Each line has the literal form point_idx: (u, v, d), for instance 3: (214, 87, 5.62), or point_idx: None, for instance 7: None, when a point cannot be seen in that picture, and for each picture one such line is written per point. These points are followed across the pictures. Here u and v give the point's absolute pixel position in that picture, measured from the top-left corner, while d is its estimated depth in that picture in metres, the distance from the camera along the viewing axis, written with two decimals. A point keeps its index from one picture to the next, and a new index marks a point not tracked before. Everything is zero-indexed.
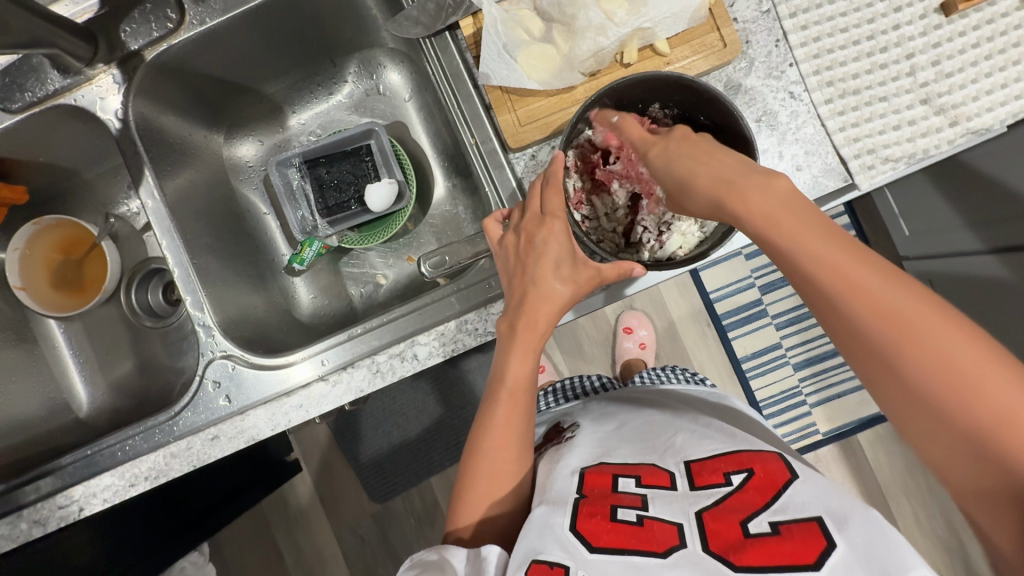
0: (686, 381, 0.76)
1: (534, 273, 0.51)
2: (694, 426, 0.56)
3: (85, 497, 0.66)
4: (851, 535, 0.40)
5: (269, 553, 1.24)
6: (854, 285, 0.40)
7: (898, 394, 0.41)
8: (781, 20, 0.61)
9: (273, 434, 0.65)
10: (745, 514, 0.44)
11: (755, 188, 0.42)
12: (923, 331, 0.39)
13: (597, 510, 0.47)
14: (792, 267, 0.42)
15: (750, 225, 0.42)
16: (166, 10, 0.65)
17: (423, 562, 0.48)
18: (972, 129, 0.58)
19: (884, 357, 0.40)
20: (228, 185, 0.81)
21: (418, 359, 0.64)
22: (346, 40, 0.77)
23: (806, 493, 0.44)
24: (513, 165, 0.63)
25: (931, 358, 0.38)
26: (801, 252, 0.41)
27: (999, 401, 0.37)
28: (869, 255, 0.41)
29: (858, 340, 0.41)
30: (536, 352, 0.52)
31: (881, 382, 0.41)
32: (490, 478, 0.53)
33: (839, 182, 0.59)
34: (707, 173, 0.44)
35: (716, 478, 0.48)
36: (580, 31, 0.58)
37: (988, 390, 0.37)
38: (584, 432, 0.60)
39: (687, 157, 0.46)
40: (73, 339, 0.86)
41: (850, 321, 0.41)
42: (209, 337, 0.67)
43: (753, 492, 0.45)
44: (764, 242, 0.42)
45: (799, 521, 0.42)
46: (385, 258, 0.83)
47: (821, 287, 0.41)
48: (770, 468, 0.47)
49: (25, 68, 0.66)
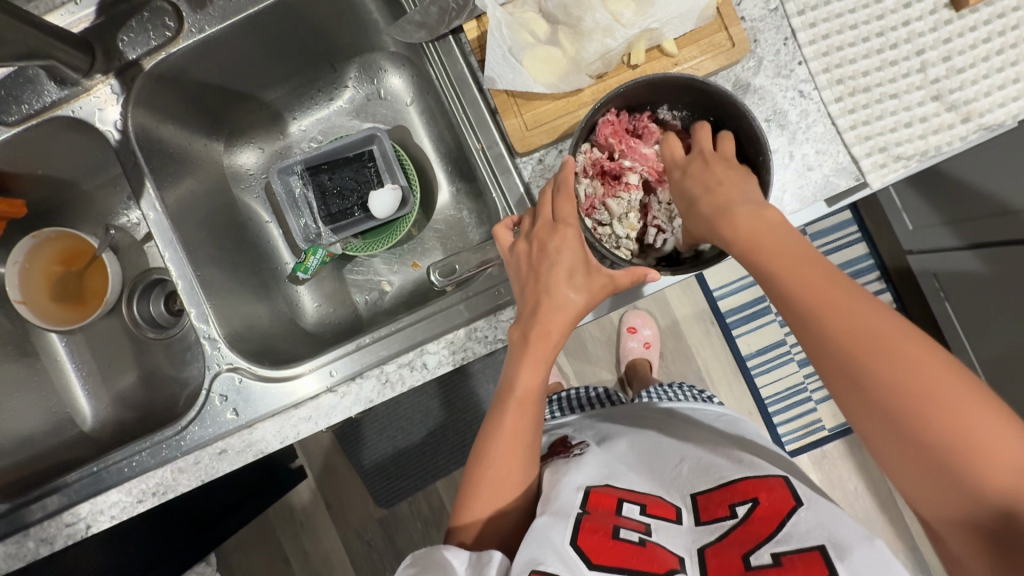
0: (694, 399, 0.75)
1: (546, 281, 0.50)
2: (700, 452, 0.56)
3: (93, 514, 0.66)
4: (856, 564, 0.40)
5: (277, 561, 1.24)
6: (827, 304, 0.41)
7: (872, 415, 0.41)
8: (789, 18, 0.60)
9: (282, 446, 0.64)
10: (746, 549, 0.44)
11: (743, 212, 0.45)
12: (896, 352, 0.39)
13: (600, 528, 0.47)
14: (772, 287, 0.44)
15: (735, 247, 0.45)
16: (165, 18, 0.64)
17: (422, 560, 0.47)
18: (985, 125, 0.57)
19: (859, 377, 0.40)
20: (228, 194, 0.80)
21: (427, 368, 0.63)
22: (346, 45, 0.76)
23: (810, 522, 0.44)
24: (520, 170, 0.62)
25: (904, 379, 0.39)
26: (777, 271, 0.43)
27: (969, 424, 0.38)
28: (841, 277, 0.43)
29: (834, 361, 0.41)
30: (548, 362, 0.52)
31: (854, 404, 0.42)
32: (495, 488, 0.52)
33: (850, 181, 0.59)
34: (711, 203, 0.47)
35: (720, 511, 0.48)
36: (586, 33, 0.57)
37: (958, 412, 0.38)
38: (593, 453, 0.57)
39: (699, 185, 0.49)
40: (75, 352, 0.85)
41: (827, 340, 0.41)
42: (215, 350, 0.66)
43: (759, 521, 0.46)
44: (747, 263, 0.45)
45: (801, 551, 0.42)
46: (390, 264, 0.82)
47: (800, 306, 0.42)
48: (775, 497, 0.47)
49: (21, 79, 0.65)
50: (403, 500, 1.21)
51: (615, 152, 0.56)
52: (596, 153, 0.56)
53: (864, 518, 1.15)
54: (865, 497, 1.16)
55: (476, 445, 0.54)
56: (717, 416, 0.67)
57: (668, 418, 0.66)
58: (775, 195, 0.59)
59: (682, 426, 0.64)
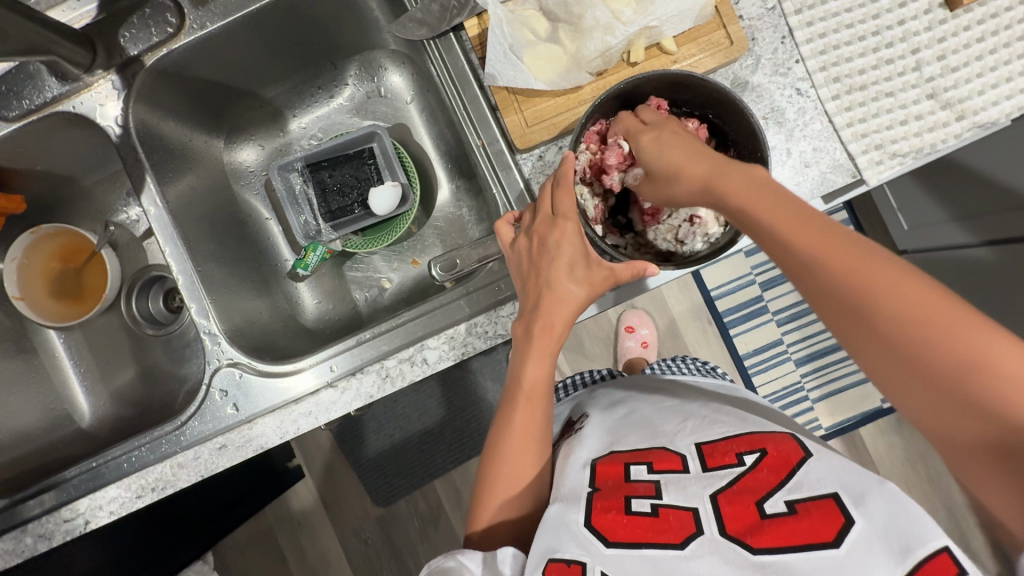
0: (696, 371, 0.76)
1: (548, 274, 0.50)
2: (703, 412, 0.55)
3: (91, 510, 0.65)
4: (870, 510, 0.39)
5: (273, 559, 1.24)
6: (827, 246, 0.39)
7: (885, 361, 0.38)
8: (786, 16, 0.61)
9: (282, 441, 0.64)
10: (760, 496, 0.43)
11: (735, 170, 0.43)
12: (903, 293, 0.37)
13: (612, 504, 0.46)
14: (774, 243, 0.41)
15: (731, 207, 0.43)
16: (166, 14, 0.64)
17: (441, 569, 0.48)
18: (979, 122, 0.58)
19: (871, 322, 0.38)
20: (228, 191, 0.80)
21: (428, 363, 0.63)
22: (347, 42, 0.76)
23: (821, 469, 0.43)
24: (520, 166, 0.63)
25: (917, 319, 0.36)
26: (774, 223, 0.40)
27: (993, 362, 0.34)
28: (836, 224, 0.40)
29: (840, 310, 0.39)
30: (553, 354, 0.52)
31: (872, 352, 0.38)
32: (510, 488, 0.52)
33: (847, 178, 0.59)
34: (699, 163, 0.45)
35: (728, 459, 0.47)
36: (587, 31, 0.58)
37: (978, 350, 0.34)
38: (594, 421, 0.60)
39: (678, 150, 0.47)
40: (74, 349, 0.85)
41: (828, 287, 0.39)
42: (215, 345, 0.66)
43: (767, 471, 0.44)
44: (744, 222, 0.42)
45: (815, 499, 0.41)
46: (389, 261, 0.83)
47: (802, 256, 0.40)
48: (782, 448, 0.46)
49: (22, 75, 0.65)
50: (400, 498, 1.21)
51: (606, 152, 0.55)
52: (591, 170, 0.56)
53: None
54: None
55: (489, 444, 0.54)
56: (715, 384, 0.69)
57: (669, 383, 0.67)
58: None
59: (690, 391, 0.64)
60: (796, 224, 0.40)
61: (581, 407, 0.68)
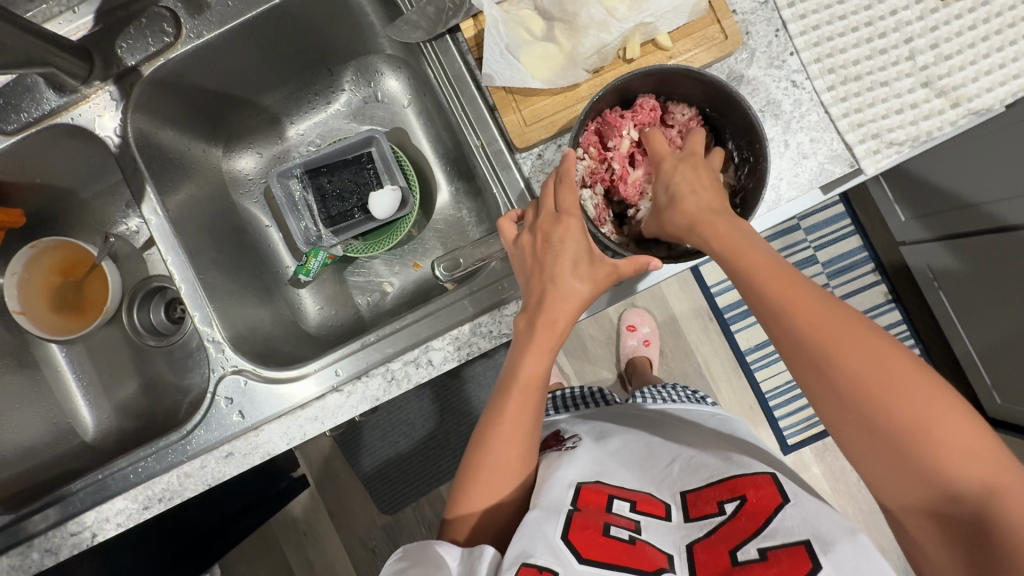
0: (688, 400, 0.75)
1: (552, 271, 0.51)
2: (691, 450, 0.57)
3: (98, 522, 0.65)
4: (838, 558, 0.40)
5: (281, 570, 1.23)
6: (795, 300, 0.45)
7: (832, 400, 0.44)
8: (779, 10, 0.61)
9: (289, 448, 0.64)
10: (733, 544, 0.44)
11: (723, 220, 0.48)
12: (856, 347, 0.43)
13: (591, 524, 0.48)
14: (751, 292, 0.47)
15: (714, 249, 0.48)
16: (162, 24, 0.64)
17: (414, 553, 0.48)
18: (974, 109, 0.58)
19: (827, 369, 0.43)
20: (228, 199, 0.80)
21: (433, 364, 0.63)
22: (343, 49, 0.76)
23: (797, 517, 0.44)
24: (520, 165, 0.63)
25: (869, 373, 0.42)
26: (752, 272, 0.46)
27: (921, 411, 0.41)
28: (805, 279, 0.46)
29: (801, 354, 0.44)
30: (552, 351, 0.52)
31: (819, 391, 0.44)
32: (495, 473, 0.52)
33: (845, 168, 0.60)
34: (695, 202, 0.50)
35: (709, 508, 0.48)
36: (582, 28, 0.58)
37: (913, 403, 0.41)
38: (585, 447, 0.59)
39: (687, 181, 0.51)
40: (75, 361, 0.84)
41: (793, 333, 0.45)
42: (219, 353, 0.65)
43: (746, 517, 0.46)
44: (726, 265, 0.47)
45: (787, 546, 0.42)
46: (390, 265, 0.83)
47: (774, 306, 0.45)
48: (762, 493, 0.47)
49: (20, 88, 0.65)
50: (406, 505, 1.20)
51: (608, 159, 0.57)
52: (597, 168, 0.57)
53: (868, 508, 1.16)
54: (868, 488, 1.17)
55: (478, 433, 0.54)
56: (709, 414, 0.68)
57: (662, 419, 0.67)
58: (771, 184, 0.60)
59: (675, 425, 0.64)
60: (772, 276, 0.46)
61: (573, 425, 0.67)
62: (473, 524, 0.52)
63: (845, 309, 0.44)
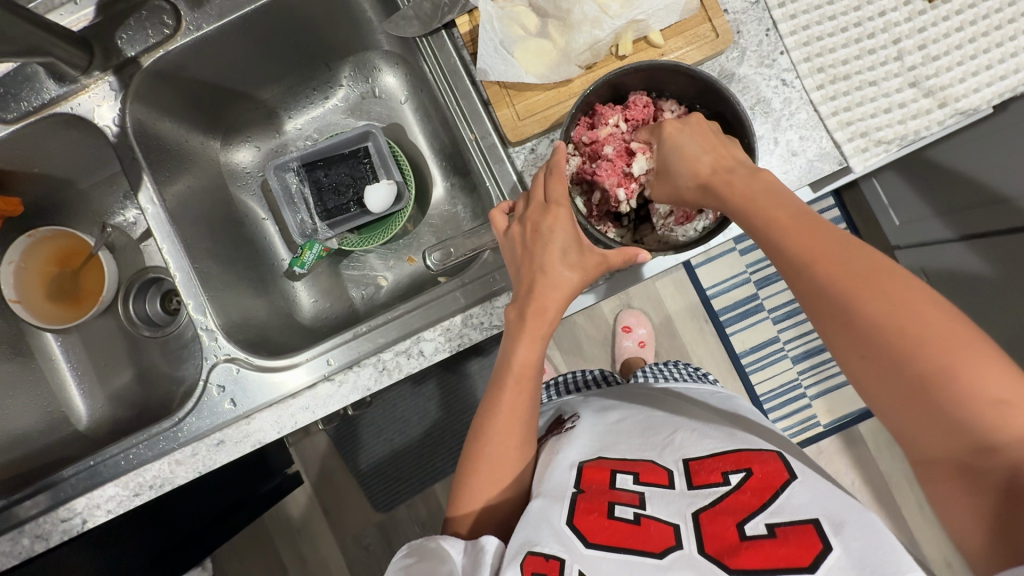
0: (688, 377, 0.76)
1: (541, 260, 0.51)
2: (693, 424, 0.56)
3: (89, 508, 0.65)
4: (848, 538, 0.40)
5: (272, 566, 1.23)
6: (817, 251, 0.44)
7: (854, 351, 0.43)
8: (770, 9, 0.62)
9: (279, 436, 0.65)
10: (739, 517, 0.44)
11: (737, 179, 0.48)
12: (879, 293, 0.42)
13: (595, 507, 0.48)
14: (770, 245, 0.46)
15: (733, 204, 0.48)
16: (162, 16, 0.65)
17: (421, 549, 0.48)
18: (961, 109, 0.59)
19: (848, 317, 0.42)
20: (226, 191, 0.81)
21: (424, 355, 0.63)
22: (341, 44, 0.77)
23: (804, 495, 0.44)
24: (513, 159, 0.64)
25: (895, 318, 0.41)
26: (770, 226, 0.46)
27: (950, 358, 0.39)
28: (832, 229, 0.45)
29: (825, 305, 0.44)
30: (545, 337, 0.52)
31: (842, 342, 0.44)
32: (494, 464, 0.53)
33: (834, 166, 0.60)
34: (710, 160, 0.50)
35: (714, 477, 0.48)
36: (575, 24, 0.59)
37: (943, 349, 0.39)
38: (585, 424, 0.60)
39: (698, 141, 0.51)
40: (71, 352, 0.85)
41: (814, 283, 0.44)
42: (213, 341, 0.66)
43: (751, 492, 0.46)
44: (742, 220, 0.47)
45: (795, 524, 0.43)
46: (385, 260, 0.83)
47: (793, 258, 0.45)
48: (768, 469, 0.47)
49: (20, 77, 0.66)
50: (400, 503, 1.20)
51: (595, 156, 0.57)
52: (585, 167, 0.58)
53: None
54: (861, 491, 1.17)
55: (476, 421, 0.55)
56: (710, 392, 0.69)
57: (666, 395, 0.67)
58: None
59: (682, 403, 0.64)
60: (793, 226, 0.45)
61: (575, 405, 0.68)
62: (475, 517, 0.52)
63: (871, 255, 0.43)
